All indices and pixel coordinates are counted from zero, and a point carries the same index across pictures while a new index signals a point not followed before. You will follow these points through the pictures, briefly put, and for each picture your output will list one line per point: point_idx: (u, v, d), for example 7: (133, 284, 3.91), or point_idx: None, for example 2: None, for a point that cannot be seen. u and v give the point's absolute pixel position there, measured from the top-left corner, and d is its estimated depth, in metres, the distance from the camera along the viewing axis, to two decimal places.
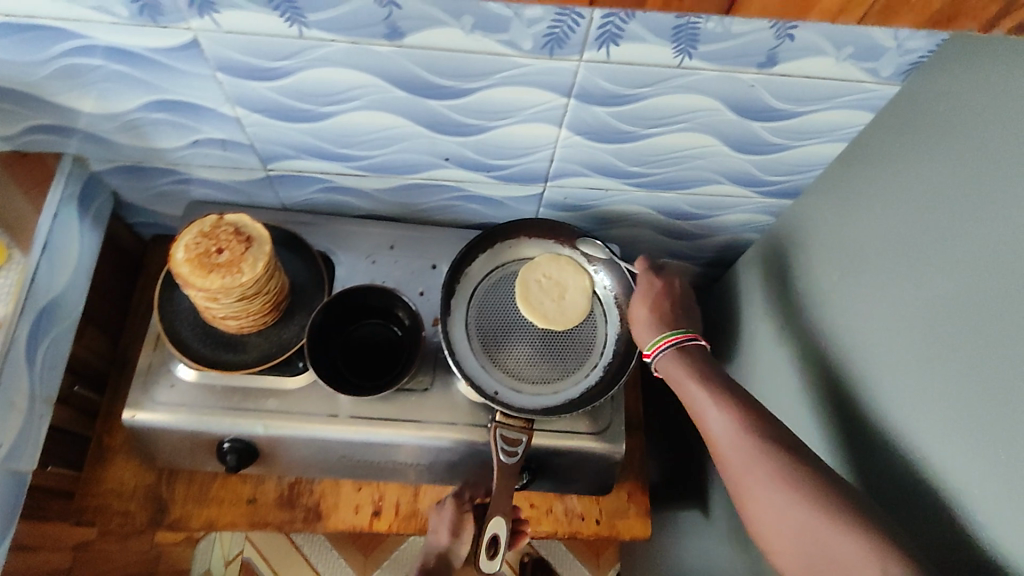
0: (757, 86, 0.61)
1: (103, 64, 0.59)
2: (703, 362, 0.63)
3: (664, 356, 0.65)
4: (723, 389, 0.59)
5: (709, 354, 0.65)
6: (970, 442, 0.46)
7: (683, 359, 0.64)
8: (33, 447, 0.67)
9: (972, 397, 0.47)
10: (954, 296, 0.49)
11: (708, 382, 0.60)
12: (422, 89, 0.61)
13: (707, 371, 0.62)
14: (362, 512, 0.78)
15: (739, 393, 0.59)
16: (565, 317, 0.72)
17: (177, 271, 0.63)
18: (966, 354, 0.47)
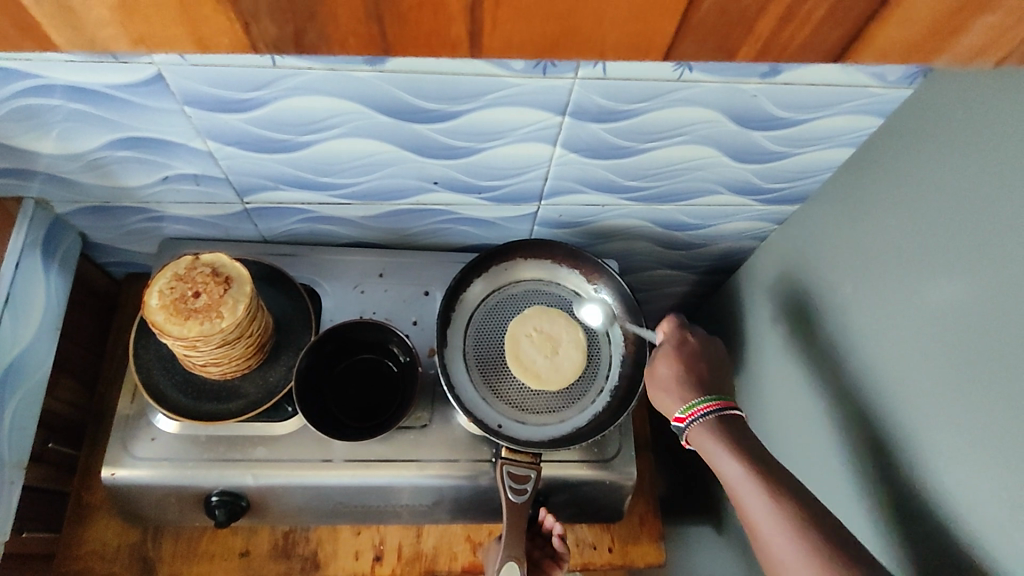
0: (759, 96, 0.58)
1: (61, 102, 0.54)
2: (738, 429, 0.58)
3: (697, 425, 0.59)
4: (758, 463, 0.54)
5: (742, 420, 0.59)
6: (1009, 466, 0.44)
7: (712, 426, 0.58)
8: (4, 516, 0.62)
9: (1007, 420, 0.45)
10: (981, 313, 0.47)
11: (746, 459, 0.54)
12: (407, 114, 0.57)
13: (741, 440, 0.56)
14: (363, 557, 0.74)
15: (779, 472, 0.53)
16: (559, 375, 0.70)
17: (151, 320, 0.59)
18: (999, 374, 0.46)
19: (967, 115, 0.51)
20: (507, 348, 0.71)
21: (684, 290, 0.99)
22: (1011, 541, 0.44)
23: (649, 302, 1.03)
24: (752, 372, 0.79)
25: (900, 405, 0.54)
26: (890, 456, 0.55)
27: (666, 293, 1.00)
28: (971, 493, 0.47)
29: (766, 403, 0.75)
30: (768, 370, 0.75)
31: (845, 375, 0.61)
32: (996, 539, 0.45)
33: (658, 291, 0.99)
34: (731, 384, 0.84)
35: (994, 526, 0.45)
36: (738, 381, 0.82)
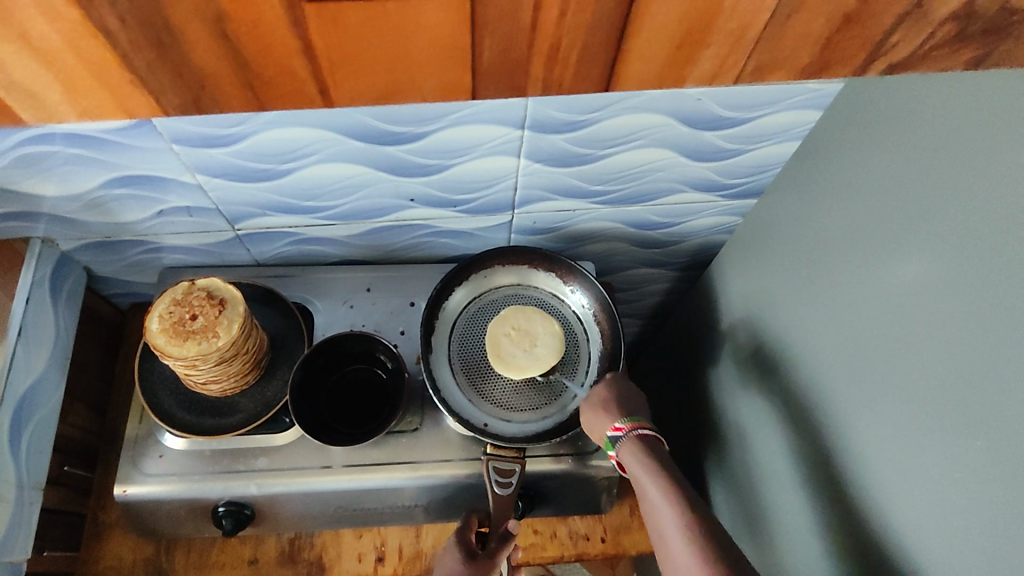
0: (705, 99, 0.62)
1: (60, 149, 0.59)
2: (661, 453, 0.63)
3: (625, 446, 0.64)
4: (673, 485, 0.58)
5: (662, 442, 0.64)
6: (948, 432, 0.47)
7: (640, 446, 0.63)
8: (26, 536, 0.67)
9: (947, 388, 0.47)
10: (922, 288, 0.50)
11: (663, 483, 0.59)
12: (377, 138, 0.61)
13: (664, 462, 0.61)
14: (365, 559, 0.78)
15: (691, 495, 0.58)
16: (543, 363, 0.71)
17: (152, 343, 0.63)
18: (938, 345, 0.48)
19: (905, 104, 0.54)
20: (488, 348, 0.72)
21: (665, 287, 1.03)
22: (954, 502, 0.47)
23: (633, 300, 1.07)
24: (727, 360, 0.82)
25: (855, 380, 0.56)
26: (848, 430, 0.58)
27: (648, 290, 1.03)
28: (917, 460, 0.50)
29: (741, 389, 0.78)
30: (741, 358, 0.78)
31: (807, 356, 0.64)
32: (941, 501, 0.48)
33: (640, 289, 1.03)
34: (711, 374, 0.87)
35: (939, 489, 0.48)
36: (717, 371, 0.85)
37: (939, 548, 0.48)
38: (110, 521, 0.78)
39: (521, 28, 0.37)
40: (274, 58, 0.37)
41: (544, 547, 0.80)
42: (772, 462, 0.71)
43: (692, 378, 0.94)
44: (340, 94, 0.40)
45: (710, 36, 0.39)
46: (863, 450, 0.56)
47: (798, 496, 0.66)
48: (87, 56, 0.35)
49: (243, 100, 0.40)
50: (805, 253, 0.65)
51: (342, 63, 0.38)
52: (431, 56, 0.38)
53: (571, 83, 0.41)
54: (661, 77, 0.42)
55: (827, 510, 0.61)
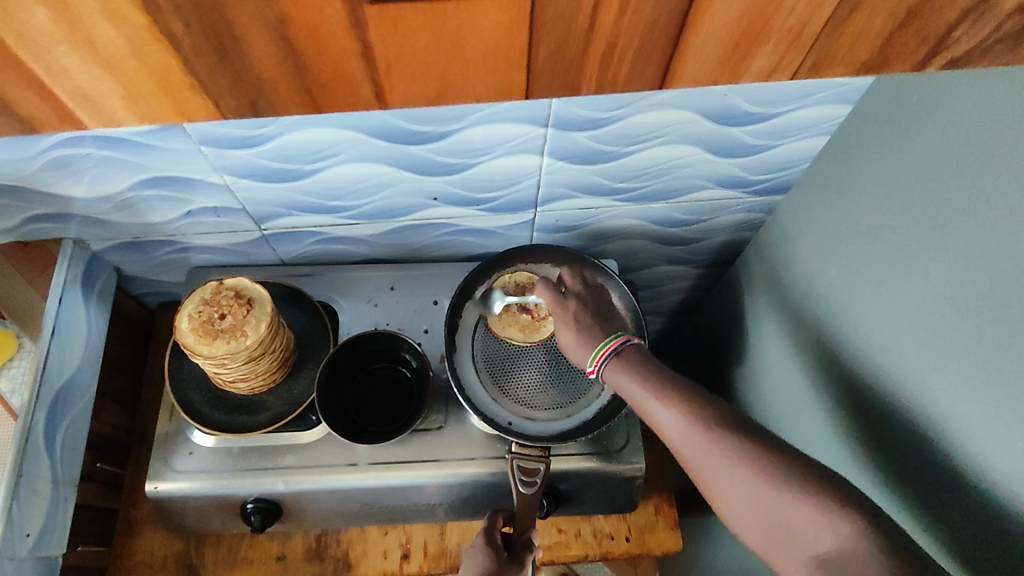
0: (731, 94, 0.60)
1: (91, 151, 0.59)
2: (644, 358, 0.61)
3: (607, 365, 0.62)
4: (666, 381, 0.57)
5: (645, 352, 0.62)
6: (983, 432, 0.47)
7: (626, 353, 0.62)
8: (61, 531, 0.68)
9: (979, 389, 0.47)
10: (955, 281, 0.49)
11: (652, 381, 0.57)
12: (402, 138, 0.61)
13: (667, 375, 0.57)
14: (391, 557, 0.78)
15: (688, 387, 0.56)
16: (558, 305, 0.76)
17: (182, 342, 0.64)
18: (972, 343, 0.47)
19: (933, 97, 0.52)
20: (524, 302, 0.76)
21: (687, 284, 1.02)
22: (996, 503, 0.47)
23: (656, 298, 1.06)
24: (754, 359, 0.81)
25: (887, 379, 0.56)
26: (882, 430, 0.57)
27: (672, 288, 1.03)
28: (956, 459, 0.49)
29: (771, 388, 0.77)
30: (769, 356, 0.77)
31: (836, 354, 0.63)
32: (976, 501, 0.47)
33: (663, 287, 1.02)
34: (738, 373, 0.86)
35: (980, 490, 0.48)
36: (744, 369, 0.84)
37: (983, 551, 0.48)
38: (141, 517, 0.79)
39: (575, 29, 0.38)
40: (332, 58, 0.38)
41: (568, 546, 0.80)
42: None
43: (717, 377, 0.93)
44: (392, 94, 0.41)
45: (768, 34, 0.40)
46: (899, 450, 0.55)
47: None
48: (149, 61, 0.37)
49: (299, 103, 0.41)
50: (831, 251, 0.64)
51: (395, 72, 0.40)
52: (485, 60, 0.40)
53: (627, 78, 0.41)
54: (715, 75, 0.42)
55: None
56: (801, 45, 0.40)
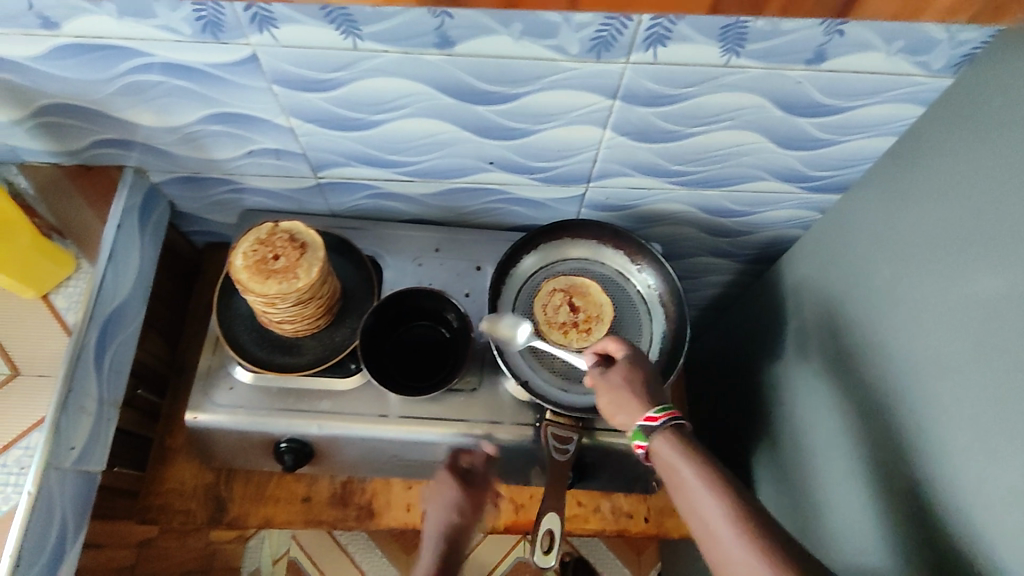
0: (805, 83, 0.59)
1: (167, 79, 0.60)
2: (695, 443, 0.57)
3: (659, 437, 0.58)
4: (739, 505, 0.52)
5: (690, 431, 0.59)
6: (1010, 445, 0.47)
7: (675, 441, 0.57)
8: (101, 448, 0.70)
9: (1011, 403, 0.47)
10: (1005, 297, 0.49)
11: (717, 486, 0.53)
12: (469, 95, 0.61)
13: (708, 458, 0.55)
14: (413, 510, 0.80)
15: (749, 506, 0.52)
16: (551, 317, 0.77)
17: (236, 278, 0.66)
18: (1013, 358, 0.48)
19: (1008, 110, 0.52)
20: (552, 308, 0.77)
21: (725, 279, 1.01)
22: (1008, 517, 0.47)
23: (691, 289, 1.06)
24: (791, 356, 0.81)
25: (924, 386, 0.56)
26: (913, 435, 0.57)
27: (710, 280, 1.02)
28: (983, 473, 0.50)
29: (806, 385, 0.77)
30: (806, 355, 0.77)
31: (878, 357, 0.63)
32: (1004, 511, 0.47)
33: (701, 278, 1.02)
34: (771, 370, 0.86)
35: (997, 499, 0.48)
36: (778, 366, 0.84)
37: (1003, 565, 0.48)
38: (176, 446, 0.82)
39: None
40: None
41: (586, 519, 0.81)
42: (827, 461, 0.70)
43: (747, 372, 0.93)
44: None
45: None
46: (924, 455, 0.56)
47: (851, 497, 0.66)
48: None
49: None
50: (887, 254, 0.64)
51: None
52: None
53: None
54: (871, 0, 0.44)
55: (881, 513, 0.61)
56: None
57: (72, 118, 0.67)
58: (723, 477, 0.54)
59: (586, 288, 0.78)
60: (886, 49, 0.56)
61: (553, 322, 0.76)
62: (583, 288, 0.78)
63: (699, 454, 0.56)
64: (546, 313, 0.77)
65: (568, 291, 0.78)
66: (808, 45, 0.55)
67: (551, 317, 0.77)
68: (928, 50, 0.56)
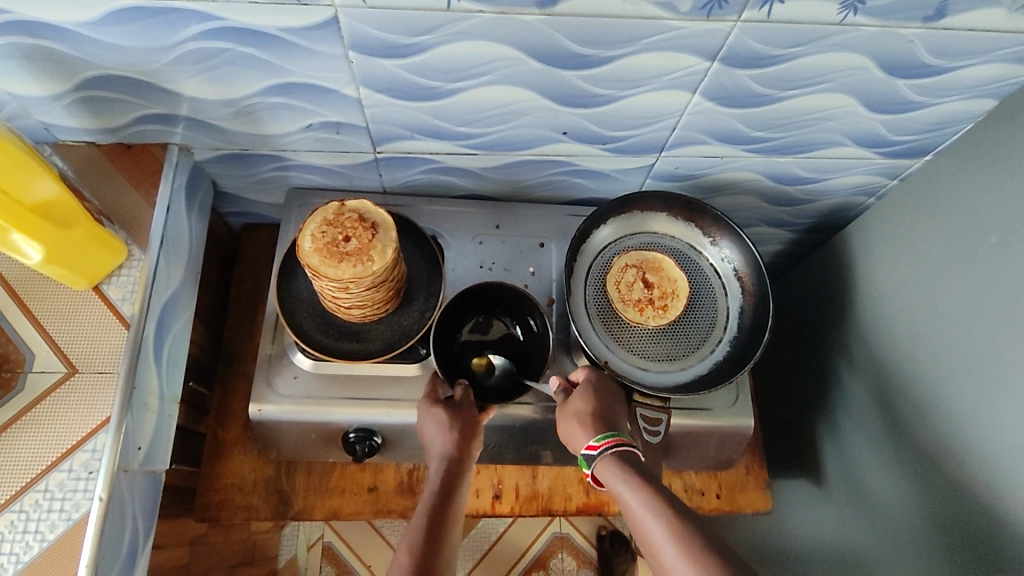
0: (916, 41, 0.56)
1: (232, 46, 0.55)
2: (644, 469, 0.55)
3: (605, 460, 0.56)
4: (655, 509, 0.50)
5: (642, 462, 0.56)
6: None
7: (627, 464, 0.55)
8: (164, 447, 0.66)
9: None
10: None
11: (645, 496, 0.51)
12: (560, 59, 0.57)
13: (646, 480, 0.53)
14: (483, 496, 0.77)
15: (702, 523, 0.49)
16: (625, 295, 0.74)
17: (307, 262, 0.62)
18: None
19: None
20: (626, 287, 0.74)
21: (777, 248, 0.99)
22: None
23: None
24: (867, 326, 0.79)
25: (1016, 359, 0.58)
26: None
27: (761, 251, 1.00)
28: None
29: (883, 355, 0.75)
30: (891, 322, 0.75)
31: (969, 331, 0.64)
32: None
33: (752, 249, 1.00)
34: (840, 341, 0.84)
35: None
36: (851, 337, 0.82)
37: None
38: (230, 439, 0.78)
39: None
40: None
41: None
42: (923, 429, 0.69)
43: (807, 344, 0.91)
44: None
45: None
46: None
47: (953, 464, 0.65)
48: None
49: None
50: (993, 221, 0.62)
51: None
52: None
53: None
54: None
55: (987, 481, 0.61)
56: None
57: (118, 92, 0.61)
58: (665, 493, 0.51)
59: (660, 265, 0.75)
60: (1009, 4, 0.53)
61: (627, 299, 0.73)
62: (657, 264, 0.75)
63: (643, 474, 0.53)
64: (621, 292, 0.74)
65: (642, 269, 0.75)
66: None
67: (625, 296, 0.74)
68: None
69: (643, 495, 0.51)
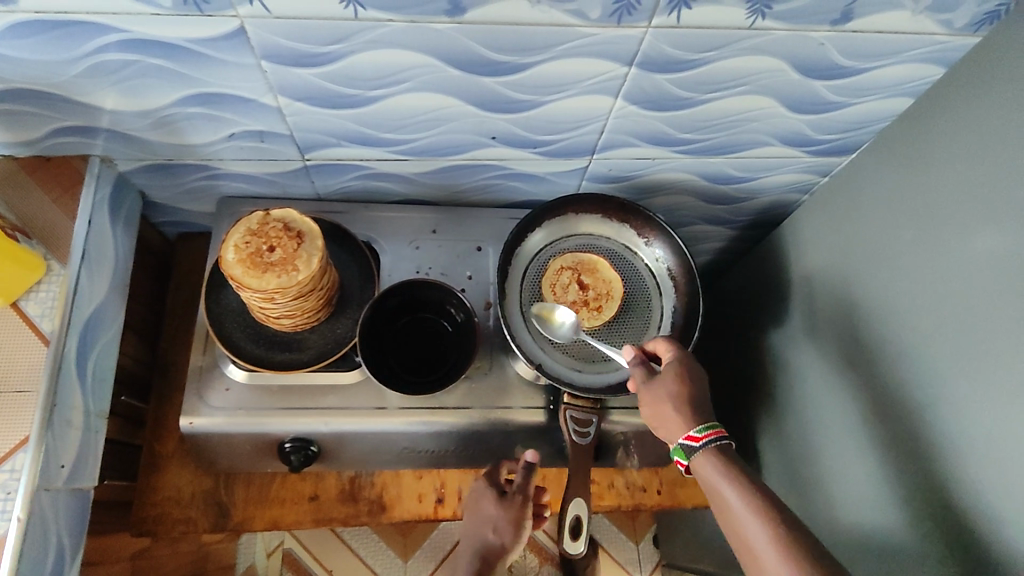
0: (826, 44, 0.57)
1: (140, 58, 0.54)
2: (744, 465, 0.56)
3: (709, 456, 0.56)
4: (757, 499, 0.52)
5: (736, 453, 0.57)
6: (1012, 394, 0.51)
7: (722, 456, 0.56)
8: (93, 464, 0.65)
9: None
10: (999, 259, 0.54)
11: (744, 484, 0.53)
12: (477, 66, 0.57)
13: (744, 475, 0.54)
14: (426, 501, 0.78)
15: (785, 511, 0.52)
16: (559, 297, 0.74)
17: (230, 273, 0.61)
18: (1016, 316, 0.52)
19: (1000, 91, 0.55)
20: (560, 289, 0.74)
21: (720, 245, 1.01)
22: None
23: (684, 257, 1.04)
24: (794, 322, 0.81)
25: (923, 348, 0.60)
26: (932, 399, 0.59)
27: (703, 248, 1.01)
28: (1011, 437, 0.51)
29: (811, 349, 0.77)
30: (816, 314, 0.77)
31: (882, 322, 0.65)
32: None
33: (695, 246, 1.01)
34: (772, 335, 0.86)
35: (1004, 438, 0.52)
36: (780, 332, 0.84)
37: None
38: (167, 453, 0.77)
39: None
40: None
41: (602, 496, 0.80)
42: (839, 419, 0.71)
43: (746, 338, 0.93)
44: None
45: None
46: (932, 409, 0.59)
47: (866, 454, 0.67)
48: None
49: None
50: (905, 219, 0.64)
51: None
52: None
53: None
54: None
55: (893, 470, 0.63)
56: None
57: (29, 104, 0.60)
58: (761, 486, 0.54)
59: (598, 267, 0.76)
60: (912, 8, 0.54)
61: (561, 302, 0.74)
62: (591, 265, 0.75)
63: (743, 473, 0.54)
64: (553, 295, 0.74)
65: (575, 271, 0.75)
66: (835, 5, 0.53)
67: (559, 299, 0.74)
68: (952, 8, 0.54)
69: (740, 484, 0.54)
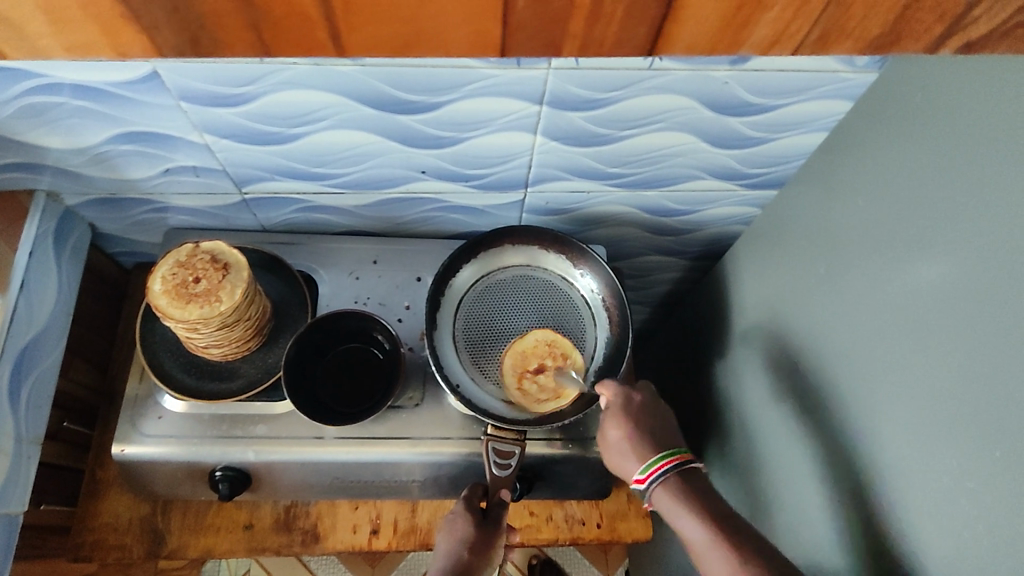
0: (731, 82, 0.59)
1: (66, 100, 0.57)
2: (698, 485, 0.64)
3: (658, 483, 0.64)
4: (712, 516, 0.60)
5: (701, 476, 0.65)
6: (967, 438, 0.45)
7: (684, 478, 0.64)
8: (22, 489, 0.67)
9: (944, 402, 0.47)
10: (940, 285, 0.48)
11: (695, 504, 0.61)
12: (390, 106, 0.59)
13: (703, 499, 0.62)
14: (360, 531, 0.78)
15: (734, 523, 0.60)
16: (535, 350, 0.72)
17: (154, 304, 0.62)
18: (965, 348, 0.45)
19: (940, 101, 0.50)
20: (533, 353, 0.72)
21: (675, 275, 1.01)
22: (935, 518, 0.48)
23: (641, 287, 1.04)
24: (733, 355, 0.80)
25: (872, 382, 0.54)
26: (844, 434, 0.58)
27: (660, 278, 1.01)
28: (920, 476, 0.49)
29: (746, 381, 0.76)
30: (746, 345, 0.76)
31: (817, 353, 0.62)
32: (939, 516, 0.47)
33: (651, 277, 1.01)
34: (716, 366, 0.85)
35: (958, 489, 0.46)
36: (723, 363, 0.83)
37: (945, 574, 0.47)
38: (106, 480, 0.77)
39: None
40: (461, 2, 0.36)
41: (539, 529, 0.80)
42: (772, 453, 0.69)
43: (696, 370, 0.92)
44: (349, 40, 0.37)
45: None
46: (874, 448, 0.54)
47: (794, 493, 0.66)
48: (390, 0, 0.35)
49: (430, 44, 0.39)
50: (820, 250, 0.63)
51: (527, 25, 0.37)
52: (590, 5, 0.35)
53: (612, 43, 0.38)
54: (713, 43, 0.39)
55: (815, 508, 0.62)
56: (807, 13, 0.37)
57: None
58: (706, 505, 0.61)
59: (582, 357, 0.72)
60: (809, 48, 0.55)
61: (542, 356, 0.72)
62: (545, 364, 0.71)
63: (691, 492, 0.63)
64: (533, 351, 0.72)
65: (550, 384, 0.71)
66: None
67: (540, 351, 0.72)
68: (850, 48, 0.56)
69: (693, 502, 0.62)
